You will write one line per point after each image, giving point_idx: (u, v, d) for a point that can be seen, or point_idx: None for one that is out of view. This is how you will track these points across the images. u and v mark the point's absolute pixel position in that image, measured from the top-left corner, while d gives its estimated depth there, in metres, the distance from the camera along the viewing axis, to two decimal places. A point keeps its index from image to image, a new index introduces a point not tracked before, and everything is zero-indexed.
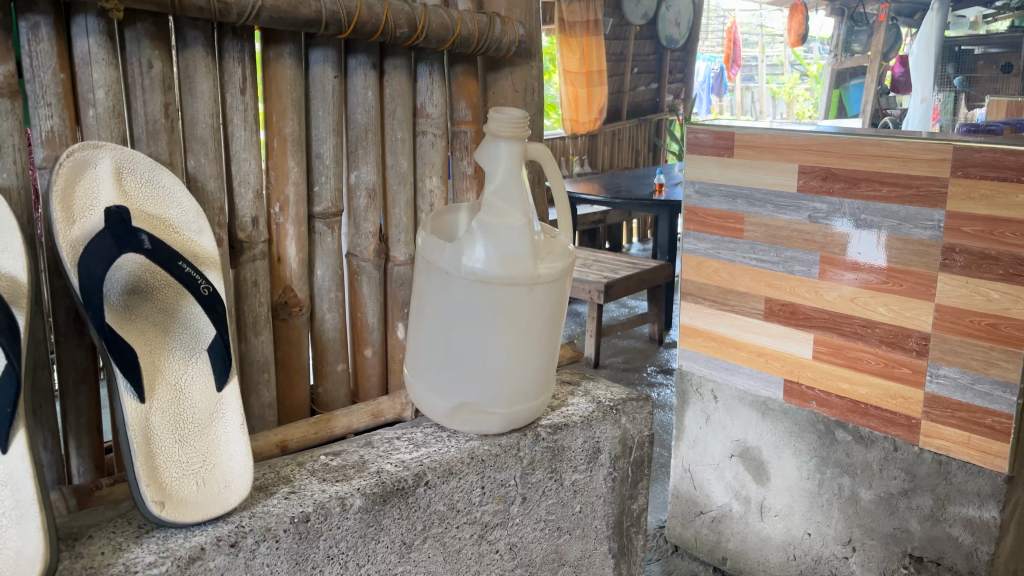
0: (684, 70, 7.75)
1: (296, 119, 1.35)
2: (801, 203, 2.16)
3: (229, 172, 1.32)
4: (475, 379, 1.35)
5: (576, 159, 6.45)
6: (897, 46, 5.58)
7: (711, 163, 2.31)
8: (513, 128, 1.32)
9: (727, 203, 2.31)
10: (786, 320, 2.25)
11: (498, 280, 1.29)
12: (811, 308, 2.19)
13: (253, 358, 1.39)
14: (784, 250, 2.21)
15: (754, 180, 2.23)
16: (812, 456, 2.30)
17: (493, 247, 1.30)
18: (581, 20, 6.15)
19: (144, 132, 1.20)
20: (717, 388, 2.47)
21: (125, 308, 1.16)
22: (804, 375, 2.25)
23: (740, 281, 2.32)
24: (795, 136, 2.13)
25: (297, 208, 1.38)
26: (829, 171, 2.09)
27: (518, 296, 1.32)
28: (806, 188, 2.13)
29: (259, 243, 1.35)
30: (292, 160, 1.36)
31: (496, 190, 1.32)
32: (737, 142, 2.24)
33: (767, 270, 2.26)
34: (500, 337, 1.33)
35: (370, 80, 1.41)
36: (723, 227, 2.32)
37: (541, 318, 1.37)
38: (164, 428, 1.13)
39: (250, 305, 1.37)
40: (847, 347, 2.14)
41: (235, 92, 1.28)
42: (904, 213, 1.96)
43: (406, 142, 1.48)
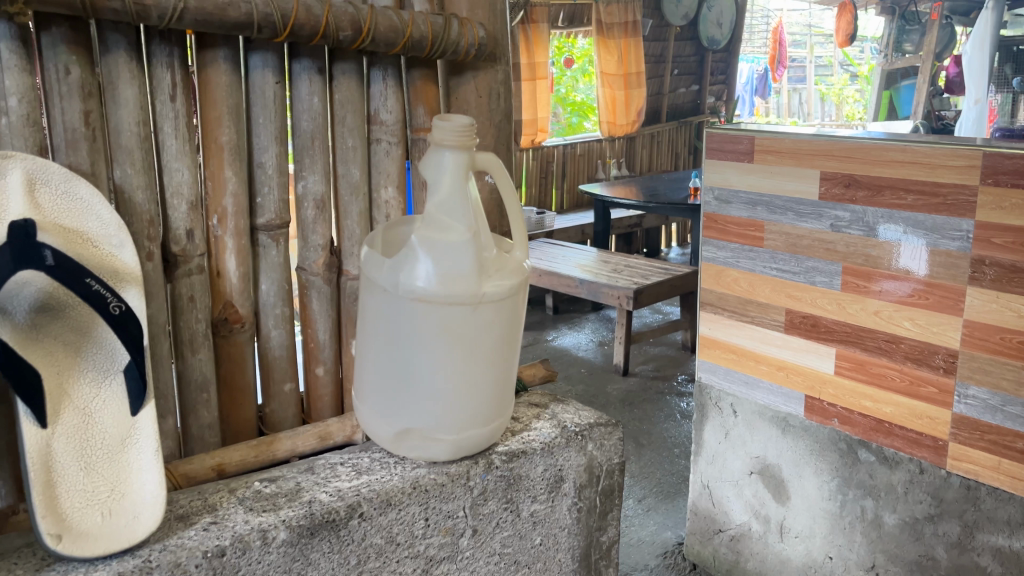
0: (726, 72, 7.54)
1: (233, 126, 1.29)
2: (822, 211, 2.01)
3: (161, 183, 1.26)
4: (419, 404, 1.26)
5: (614, 163, 6.37)
6: (952, 46, 5.37)
7: (730, 169, 2.18)
8: (457, 136, 1.23)
9: (746, 210, 2.16)
10: (807, 333, 2.11)
11: (438, 299, 1.20)
12: (832, 320, 2.05)
13: (190, 376, 1.33)
14: (805, 260, 2.07)
15: (774, 186, 2.09)
16: (833, 476, 2.16)
17: (434, 264, 1.21)
18: (620, 21, 6.00)
19: (62, 141, 1.14)
20: (736, 402, 2.33)
21: (32, 327, 1.11)
22: (826, 391, 2.11)
23: (760, 292, 2.18)
24: (814, 140, 2.00)
25: (236, 220, 1.32)
26: (852, 177, 1.95)
27: (462, 316, 1.23)
28: (828, 196, 2.00)
29: (195, 257, 1.29)
30: (229, 170, 1.29)
31: (440, 203, 1.23)
32: (757, 146, 2.10)
33: (788, 281, 2.11)
34: (444, 360, 1.24)
35: (315, 86, 1.34)
36: (743, 235, 2.18)
37: (491, 341, 1.27)
38: (69, 455, 1.07)
39: (186, 321, 1.31)
40: (870, 362, 2.00)
41: (165, 98, 1.22)
42: (931, 223, 1.82)
43: (358, 150, 1.40)
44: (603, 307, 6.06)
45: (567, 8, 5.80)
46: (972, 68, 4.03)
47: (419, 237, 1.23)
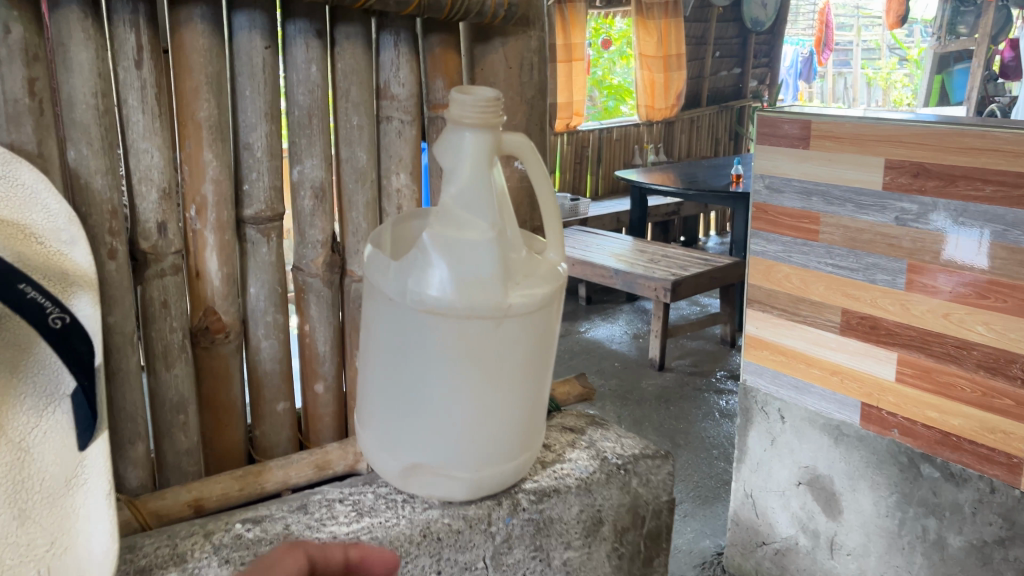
0: (769, 55, 7.18)
1: (214, 99, 1.07)
2: (886, 202, 1.75)
3: (127, 167, 1.05)
4: (428, 433, 1.05)
5: (650, 147, 6.09)
6: (1007, 30, 5.09)
7: (784, 156, 1.90)
8: (479, 113, 0.99)
9: (800, 200, 1.89)
10: (865, 335, 1.84)
11: (456, 311, 0.99)
12: (894, 323, 1.78)
13: (164, 396, 1.13)
14: (866, 256, 1.80)
15: (832, 175, 1.82)
16: (891, 491, 1.91)
17: (452, 269, 0.99)
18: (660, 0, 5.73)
19: (2, 115, 0.94)
20: (784, 407, 2.07)
21: None
22: (883, 399, 1.85)
23: (814, 289, 1.91)
24: (881, 124, 1.72)
25: (218, 211, 1.11)
26: (921, 166, 1.68)
27: (483, 331, 1.00)
28: (893, 186, 1.73)
29: (169, 255, 1.09)
30: (209, 152, 1.08)
31: (459, 192, 1.01)
32: (813, 131, 1.83)
33: (845, 278, 1.85)
34: (460, 384, 1.02)
35: (313, 52, 1.13)
36: (796, 228, 1.91)
37: (518, 362, 1.05)
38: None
39: (158, 331, 1.11)
40: (936, 370, 1.73)
41: (129, 65, 1.01)
42: (1013, 217, 1.56)
43: (364, 130, 1.18)
44: (637, 296, 5.80)
45: None
46: None
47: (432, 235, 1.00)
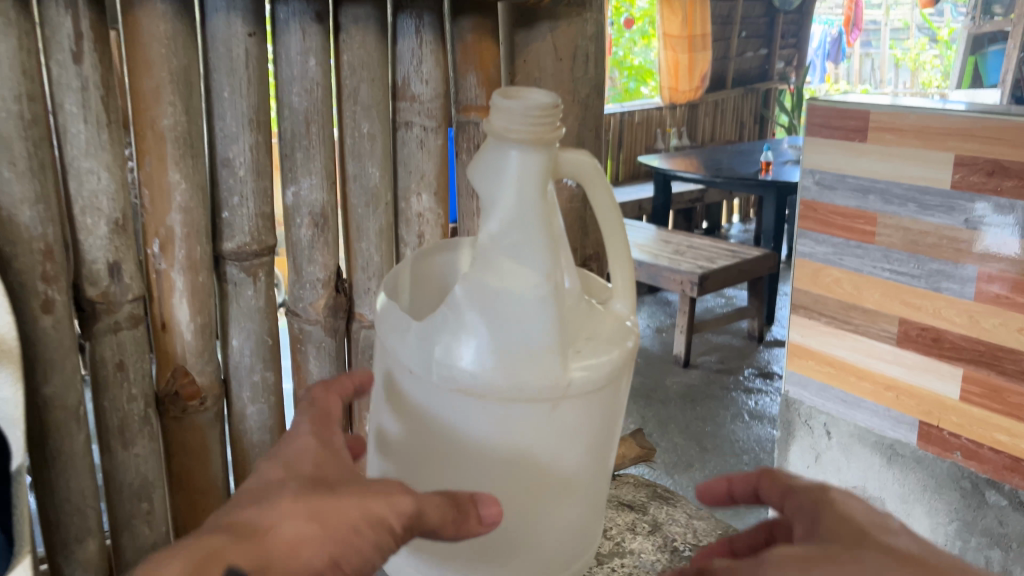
0: (798, 35, 6.68)
1: (180, 104, 0.82)
2: (954, 202, 1.33)
3: (66, 192, 0.80)
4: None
5: (674, 130, 5.71)
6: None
7: (834, 148, 1.48)
8: (533, 119, 0.61)
9: (855, 198, 1.47)
10: (926, 349, 1.43)
11: (499, 395, 0.62)
12: (959, 335, 1.38)
13: (121, 479, 0.89)
14: (929, 263, 1.38)
15: (891, 170, 1.40)
16: (951, 519, 1.46)
17: (492, 333, 0.62)
18: None
19: None
20: (831, 421, 1.62)
21: None
22: (946, 419, 1.43)
23: (869, 296, 1.49)
24: (950, 114, 1.30)
25: (186, 248, 0.86)
26: (999, 163, 1.26)
27: (533, 424, 0.63)
28: (963, 185, 1.31)
29: (125, 305, 0.84)
30: (174, 172, 0.83)
31: (502, 226, 0.63)
32: (873, 122, 1.41)
33: (904, 286, 1.43)
34: (506, 507, 0.66)
35: (312, 41, 0.87)
36: (849, 227, 1.49)
37: (583, 469, 0.67)
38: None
39: (113, 400, 0.87)
40: (1010, 391, 1.32)
41: (63, 59, 0.76)
42: None
43: (377, 140, 0.93)
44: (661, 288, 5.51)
45: None
46: None
47: (463, 287, 0.63)
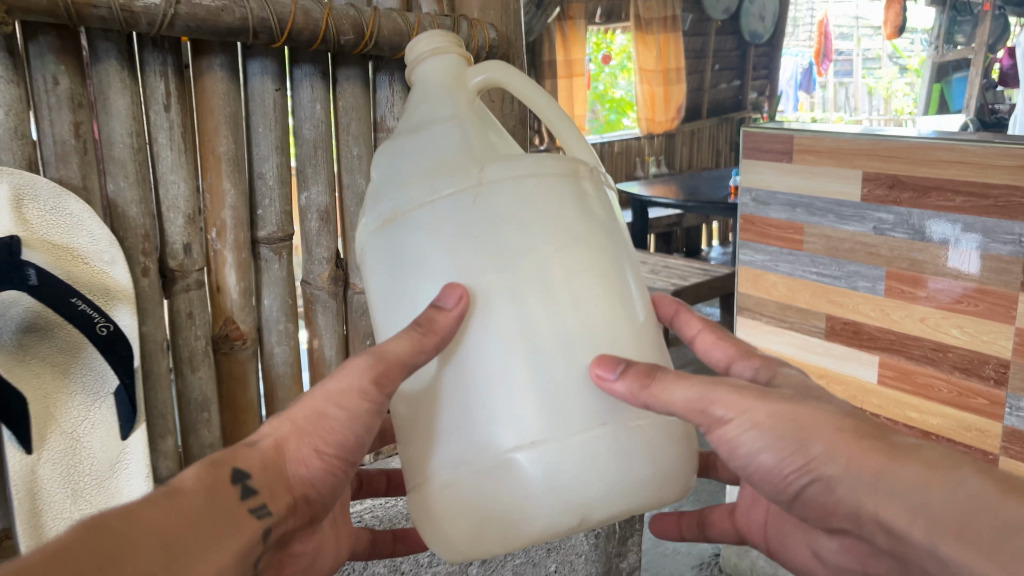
0: (769, 66, 6.20)
1: (231, 137, 1.23)
2: (864, 213, 1.75)
3: (157, 196, 1.21)
4: (483, 438, 0.70)
5: (650, 160, 5.59)
6: (1009, 36, 4.29)
7: (770, 168, 1.92)
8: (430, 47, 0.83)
9: (785, 212, 1.92)
10: (849, 339, 1.86)
11: (432, 203, 0.72)
12: (876, 328, 1.80)
13: (190, 396, 1.29)
14: (847, 264, 1.82)
15: (816, 187, 1.84)
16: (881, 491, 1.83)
17: (421, 165, 0.75)
18: (658, 17, 5.23)
19: (53, 153, 1.10)
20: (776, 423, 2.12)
21: (18, 348, 1.04)
22: (869, 400, 1.86)
23: (799, 297, 1.94)
24: (854, 138, 1.73)
25: (236, 233, 1.27)
26: (897, 178, 1.68)
27: (466, 222, 0.71)
28: (870, 198, 1.73)
29: (194, 272, 1.24)
30: (227, 182, 1.24)
31: (422, 113, 0.81)
32: (796, 145, 1.85)
33: (828, 286, 1.87)
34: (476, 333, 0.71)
35: (317, 92, 1.28)
36: (782, 238, 1.93)
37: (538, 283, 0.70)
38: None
39: (185, 339, 1.26)
40: (917, 373, 1.74)
41: (159, 108, 1.17)
42: (981, 226, 1.56)
43: (364, 159, 1.35)
44: None
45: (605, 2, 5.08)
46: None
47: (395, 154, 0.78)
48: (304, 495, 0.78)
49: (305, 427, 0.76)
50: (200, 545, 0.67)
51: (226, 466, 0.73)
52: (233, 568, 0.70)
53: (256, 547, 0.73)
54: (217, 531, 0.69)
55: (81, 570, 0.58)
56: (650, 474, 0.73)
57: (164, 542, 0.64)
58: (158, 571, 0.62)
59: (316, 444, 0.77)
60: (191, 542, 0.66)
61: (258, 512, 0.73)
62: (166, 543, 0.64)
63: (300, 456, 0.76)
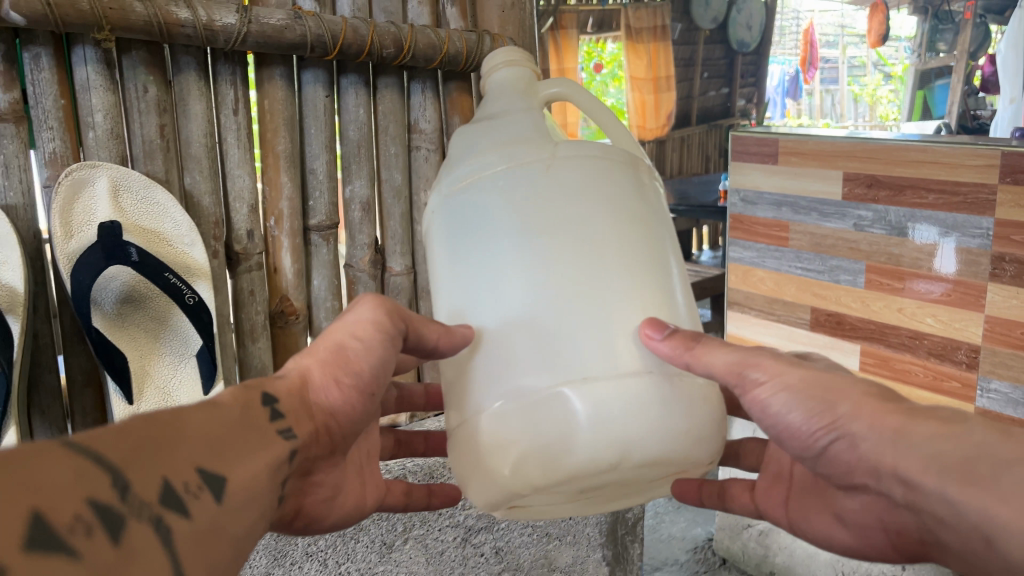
0: None
1: (289, 137, 1.42)
2: (845, 210, 1.92)
3: (225, 189, 1.40)
4: (529, 373, 0.70)
5: None
6: None
7: (756, 171, 2.10)
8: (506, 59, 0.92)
9: (772, 211, 2.09)
10: (832, 330, 2.02)
11: (502, 169, 0.76)
12: (857, 319, 1.95)
13: (250, 363, 1.47)
14: (829, 259, 1.98)
15: (798, 187, 2.01)
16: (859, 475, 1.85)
17: (491, 142, 0.80)
18: None
19: (141, 151, 1.29)
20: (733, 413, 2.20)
21: (118, 316, 1.26)
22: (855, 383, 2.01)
23: (787, 291, 2.10)
24: (836, 140, 1.90)
25: (291, 221, 1.45)
26: (874, 177, 1.84)
27: (532, 181, 0.74)
28: (851, 196, 1.90)
29: (255, 255, 1.43)
30: (285, 176, 1.43)
31: (496, 108, 0.87)
32: (783, 148, 2.02)
33: (813, 279, 2.04)
34: (529, 279, 0.71)
35: (361, 98, 1.47)
36: (769, 235, 2.11)
37: (598, 238, 0.72)
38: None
39: (247, 313, 1.45)
40: (894, 359, 1.89)
41: (229, 112, 1.36)
42: (952, 221, 1.70)
43: (400, 157, 1.54)
44: None
45: None
46: (1005, 64, 3.43)
47: (466, 139, 0.84)
48: (327, 424, 0.75)
49: (328, 360, 0.76)
50: (240, 449, 0.63)
51: (256, 390, 0.71)
52: (264, 483, 0.64)
53: (283, 468, 0.68)
54: (250, 444, 0.65)
55: (135, 453, 0.53)
56: (691, 430, 0.71)
57: (209, 443, 0.60)
58: (204, 463, 0.58)
59: (336, 373, 0.75)
60: (230, 449, 0.62)
61: (286, 433, 0.69)
62: (212, 442, 0.61)
63: (322, 389, 0.75)
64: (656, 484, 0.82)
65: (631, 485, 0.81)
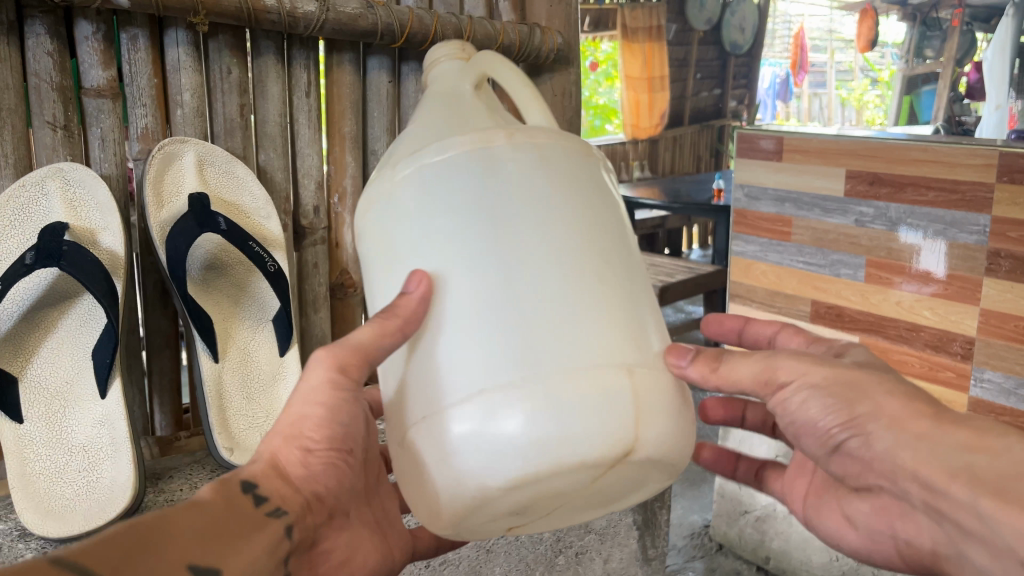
0: (748, 76, 6.43)
1: (354, 120, 1.51)
2: (848, 207, 2.03)
3: (294, 166, 1.49)
4: (403, 410, 0.71)
5: (637, 164, 5.60)
6: (973, 53, 4.63)
7: (757, 167, 2.21)
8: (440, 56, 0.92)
9: (775, 206, 2.20)
10: (832, 322, 2.13)
11: (372, 188, 0.76)
12: (856, 311, 2.06)
13: (312, 332, 1.56)
14: (831, 254, 2.09)
15: (800, 183, 2.12)
16: None
17: (389, 155, 0.81)
18: (644, 25, 5.40)
19: (222, 129, 1.38)
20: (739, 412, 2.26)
21: (204, 281, 1.34)
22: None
23: (787, 283, 2.21)
24: (841, 140, 2.01)
25: (354, 199, 1.54)
26: (877, 175, 1.95)
27: (385, 195, 0.74)
28: (854, 193, 2.01)
29: (319, 230, 1.52)
30: (349, 156, 1.52)
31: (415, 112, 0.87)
32: (785, 146, 2.13)
33: (813, 273, 2.14)
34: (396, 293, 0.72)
35: (421, 84, 1.57)
36: (772, 230, 2.22)
37: (452, 236, 0.68)
38: (44, 427, 1.15)
39: (310, 285, 1.54)
40: (893, 350, 2.00)
41: (301, 95, 1.45)
42: (950, 218, 1.82)
43: None
44: None
45: (591, 10, 5.19)
46: (995, 73, 3.75)
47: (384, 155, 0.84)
48: (314, 493, 0.81)
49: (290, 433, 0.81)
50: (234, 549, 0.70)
51: (235, 480, 0.77)
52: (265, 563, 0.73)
53: (282, 544, 0.76)
54: (239, 530, 0.73)
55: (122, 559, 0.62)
56: (614, 409, 0.65)
57: (198, 536, 0.69)
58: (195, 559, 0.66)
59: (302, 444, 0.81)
60: (220, 541, 0.70)
61: (275, 514, 0.76)
62: (202, 537, 0.69)
63: (293, 463, 0.81)
64: (631, 484, 0.74)
65: (613, 493, 0.75)
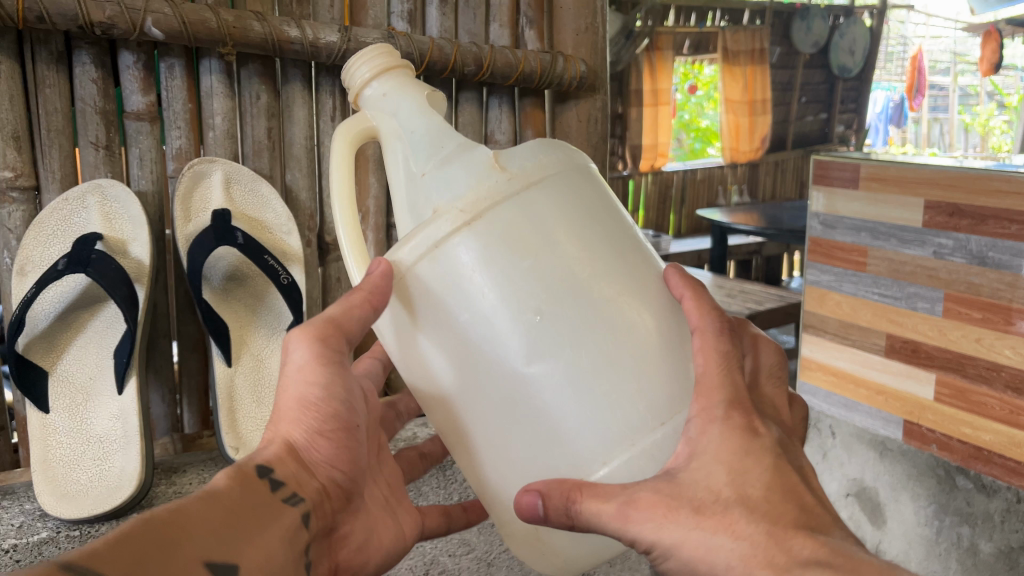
0: (858, 100, 5.91)
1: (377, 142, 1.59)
2: (926, 237, 1.70)
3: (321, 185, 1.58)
4: None
5: (735, 189, 5.51)
6: None
7: None
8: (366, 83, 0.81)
9: (851, 235, 1.86)
10: (907, 358, 1.79)
11: None
12: (934, 347, 1.73)
13: None
14: (908, 286, 1.75)
15: (878, 211, 1.79)
16: (929, 502, 1.83)
17: None
18: (746, 49, 5.33)
19: (251, 150, 1.49)
20: (835, 423, 2.02)
21: (224, 290, 1.49)
22: (924, 416, 1.79)
23: (861, 315, 1.88)
24: (920, 166, 1.68)
25: (376, 218, 1.62)
26: (957, 206, 1.62)
27: None
28: (932, 224, 1.68)
29: None
30: (372, 177, 1.60)
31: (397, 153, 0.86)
32: (864, 174, 1.80)
33: (890, 306, 1.81)
34: None
35: None
36: (847, 260, 1.88)
37: None
38: (68, 418, 1.30)
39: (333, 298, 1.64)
40: (970, 391, 1.67)
41: (328, 119, 1.52)
42: None
43: None
44: None
45: (692, 35, 5.16)
46: None
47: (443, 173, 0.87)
48: (330, 478, 0.77)
49: (303, 415, 0.74)
50: (246, 528, 0.67)
51: (249, 467, 0.73)
52: (285, 555, 0.69)
53: (300, 533, 0.72)
54: (256, 516, 0.69)
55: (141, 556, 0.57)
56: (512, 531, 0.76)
57: (216, 525, 0.64)
58: (213, 554, 0.62)
59: (313, 427, 0.75)
60: (242, 527, 0.67)
61: (292, 500, 0.72)
62: (220, 527, 0.65)
63: (310, 446, 0.75)
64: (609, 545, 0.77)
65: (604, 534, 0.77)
